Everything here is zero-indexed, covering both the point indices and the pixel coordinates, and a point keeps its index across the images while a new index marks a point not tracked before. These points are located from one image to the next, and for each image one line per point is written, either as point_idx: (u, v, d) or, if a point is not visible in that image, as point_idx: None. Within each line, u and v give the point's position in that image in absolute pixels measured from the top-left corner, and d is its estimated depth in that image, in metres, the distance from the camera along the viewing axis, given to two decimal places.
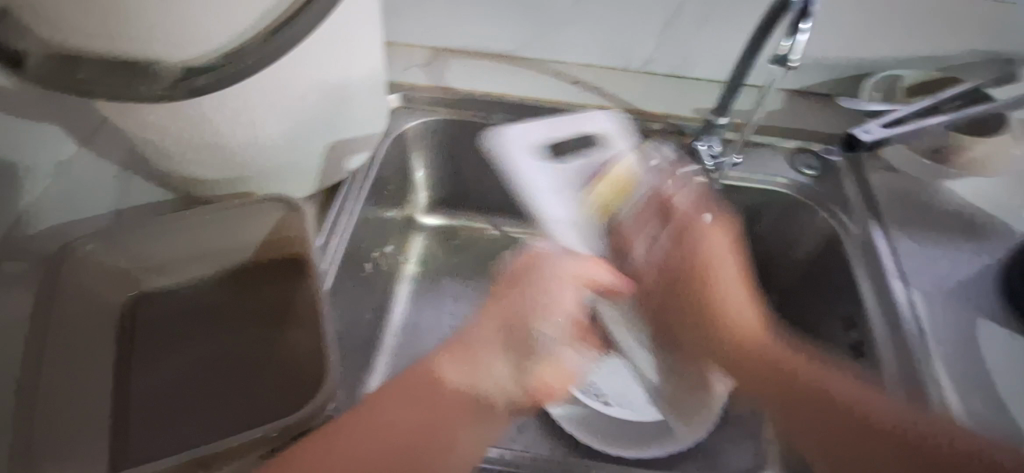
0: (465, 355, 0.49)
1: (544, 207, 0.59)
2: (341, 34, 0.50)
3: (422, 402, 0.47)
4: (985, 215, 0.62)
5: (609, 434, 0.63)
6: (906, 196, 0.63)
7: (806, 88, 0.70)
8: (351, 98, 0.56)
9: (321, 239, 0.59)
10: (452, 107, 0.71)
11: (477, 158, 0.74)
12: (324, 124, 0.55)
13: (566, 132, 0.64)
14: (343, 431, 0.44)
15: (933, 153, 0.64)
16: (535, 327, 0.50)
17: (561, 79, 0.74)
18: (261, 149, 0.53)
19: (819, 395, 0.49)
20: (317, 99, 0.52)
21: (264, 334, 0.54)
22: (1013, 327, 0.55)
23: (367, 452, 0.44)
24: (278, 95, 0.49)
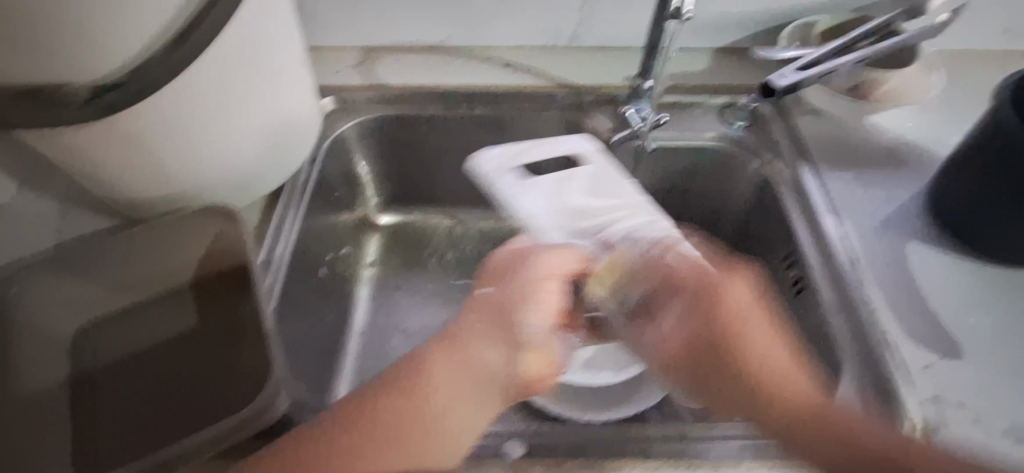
0: (454, 347, 0.49)
1: (523, 206, 0.59)
2: (254, 41, 0.50)
3: (400, 396, 0.46)
4: (908, 144, 0.65)
5: (594, 400, 0.66)
6: (832, 136, 0.66)
7: (728, 45, 0.72)
8: (276, 107, 0.56)
9: (263, 254, 0.58)
10: (388, 102, 0.72)
11: (420, 151, 0.75)
12: (254, 133, 0.55)
13: (536, 151, 0.62)
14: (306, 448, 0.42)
15: (852, 91, 0.65)
16: (519, 318, 0.49)
17: (492, 63, 0.75)
18: (194, 169, 0.53)
19: (875, 441, 0.42)
20: (242, 108, 0.52)
21: (218, 346, 0.54)
22: (939, 246, 0.57)
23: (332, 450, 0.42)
24: (200, 107, 0.49)
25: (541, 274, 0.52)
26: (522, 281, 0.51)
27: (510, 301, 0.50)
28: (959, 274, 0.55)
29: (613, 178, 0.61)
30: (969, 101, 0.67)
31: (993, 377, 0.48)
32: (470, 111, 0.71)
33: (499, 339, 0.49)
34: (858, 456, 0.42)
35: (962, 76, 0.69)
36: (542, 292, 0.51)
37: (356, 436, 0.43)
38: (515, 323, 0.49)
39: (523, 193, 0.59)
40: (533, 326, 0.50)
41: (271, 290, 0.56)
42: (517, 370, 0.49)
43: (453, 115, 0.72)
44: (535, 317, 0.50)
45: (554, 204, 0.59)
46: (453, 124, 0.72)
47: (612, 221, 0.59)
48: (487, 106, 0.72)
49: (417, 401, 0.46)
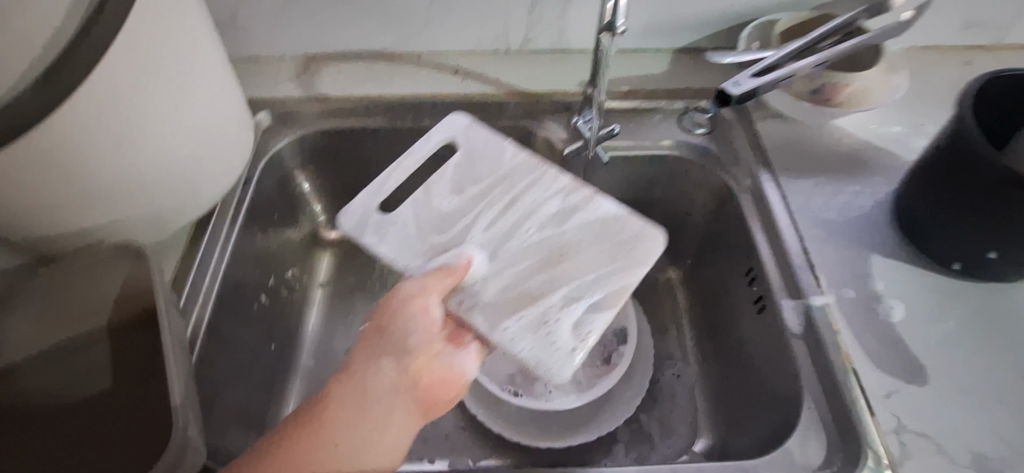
0: (351, 381, 0.41)
1: (386, 252, 0.54)
2: (146, 64, 0.45)
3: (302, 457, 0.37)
4: (873, 148, 0.62)
5: (557, 421, 0.64)
6: (793, 141, 0.63)
7: (687, 46, 0.69)
8: (190, 132, 0.51)
9: (184, 299, 0.54)
10: (329, 116, 0.68)
11: (367, 164, 0.71)
12: (165, 165, 0.50)
13: (397, 169, 0.58)
14: None
15: (812, 95, 0.61)
16: (397, 335, 0.45)
17: (440, 71, 0.71)
18: (98, 211, 0.48)
19: None
20: (145, 140, 0.47)
21: (134, 398, 0.50)
22: (904, 257, 0.54)
23: None
24: (96, 142, 0.44)
25: (404, 291, 0.47)
26: (391, 301, 0.46)
27: (385, 324, 0.45)
28: (923, 287, 0.52)
29: (488, 153, 0.59)
30: (936, 100, 0.65)
31: (958, 400, 0.46)
32: (416, 122, 0.68)
33: (391, 348, 0.44)
34: None
35: (927, 74, 0.67)
36: (413, 305, 0.46)
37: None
38: (394, 340, 0.44)
39: (384, 239, 0.55)
40: (414, 337, 0.45)
41: (196, 332, 0.53)
42: (419, 385, 0.43)
43: (397, 129, 0.68)
44: (412, 335, 0.45)
45: (421, 226, 0.56)
46: (400, 137, 0.68)
47: (476, 222, 0.56)
48: (435, 117, 0.68)
49: (326, 442, 0.38)
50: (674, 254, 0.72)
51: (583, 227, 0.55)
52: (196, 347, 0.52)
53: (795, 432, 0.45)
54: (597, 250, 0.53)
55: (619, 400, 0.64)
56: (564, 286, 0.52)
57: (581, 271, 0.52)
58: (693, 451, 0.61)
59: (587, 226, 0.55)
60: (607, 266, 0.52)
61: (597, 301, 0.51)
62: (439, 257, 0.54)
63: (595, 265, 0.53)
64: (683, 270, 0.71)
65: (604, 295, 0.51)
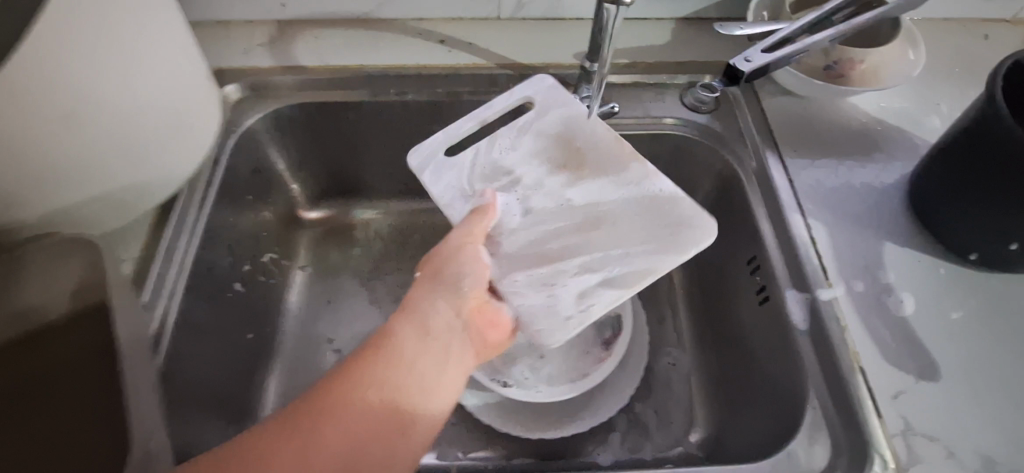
0: (412, 315, 0.42)
1: (437, 183, 0.54)
2: (86, 33, 0.40)
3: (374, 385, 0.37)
4: (886, 128, 0.58)
5: (547, 413, 0.62)
6: (803, 120, 0.59)
7: (691, 15, 0.64)
8: (146, 106, 0.46)
9: (146, 293, 0.50)
10: (306, 88, 0.63)
11: (349, 140, 0.66)
12: (120, 145, 0.45)
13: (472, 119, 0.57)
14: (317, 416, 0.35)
15: (826, 72, 0.56)
16: (454, 278, 0.45)
17: (425, 39, 0.65)
18: (46, 198, 0.43)
19: None
20: (94, 118, 0.42)
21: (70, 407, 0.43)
22: (917, 246, 0.52)
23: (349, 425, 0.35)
24: (31, 123, 0.39)
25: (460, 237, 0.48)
26: (447, 246, 0.47)
27: (443, 268, 0.45)
28: (936, 279, 0.50)
29: (553, 107, 0.57)
30: (953, 76, 0.61)
31: (969, 399, 0.44)
32: (400, 96, 0.63)
33: (447, 289, 0.44)
34: None
35: (945, 47, 0.63)
36: (465, 251, 0.47)
37: (329, 401, 0.36)
38: (451, 283, 0.45)
39: (441, 172, 0.55)
40: (468, 281, 0.45)
41: (161, 326, 0.49)
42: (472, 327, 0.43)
43: (379, 102, 0.63)
44: (467, 280, 0.45)
45: (480, 169, 0.55)
46: (383, 111, 0.64)
47: (527, 176, 0.55)
48: (420, 90, 0.63)
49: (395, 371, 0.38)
50: None
51: (627, 189, 0.52)
52: (162, 342, 0.49)
53: (799, 435, 0.44)
54: (640, 226, 0.49)
55: (612, 388, 0.62)
56: (580, 253, 0.50)
57: (602, 243, 0.50)
58: (690, 442, 0.59)
59: (636, 197, 0.51)
60: (645, 243, 0.48)
61: (611, 274, 0.47)
62: (478, 194, 0.53)
63: (630, 241, 0.49)
64: None
65: (625, 270, 0.47)
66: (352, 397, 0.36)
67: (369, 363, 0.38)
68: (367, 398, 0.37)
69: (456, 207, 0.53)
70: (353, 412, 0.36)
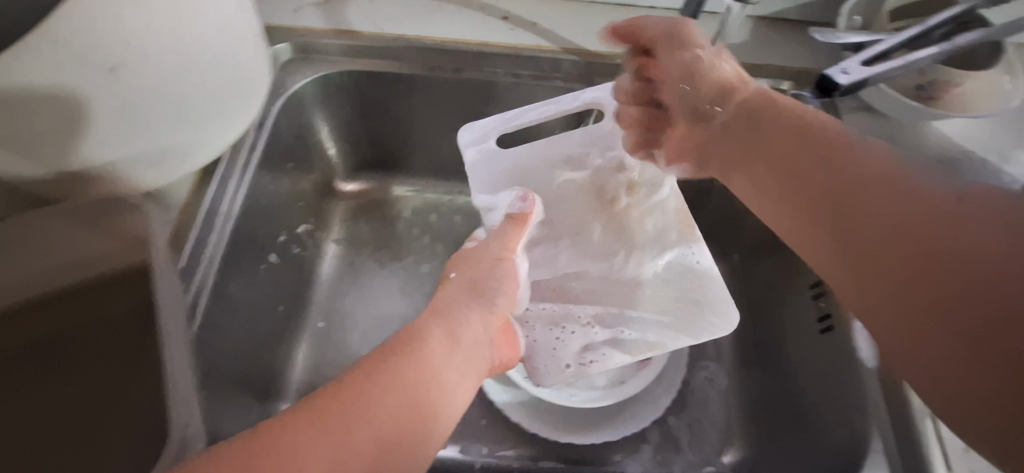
0: (446, 318, 0.39)
1: (475, 174, 0.52)
2: None
3: (394, 391, 0.32)
4: (971, 156, 0.55)
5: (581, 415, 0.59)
6: (884, 140, 0.55)
7: (773, 15, 0.60)
8: (196, 62, 0.42)
9: (182, 263, 0.47)
10: (358, 54, 0.59)
11: (395, 113, 0.63)
12: (172, 106, 0.42)
13: (532, 116, 0.54)
14: (332, 410, 0.30)
15: (917, 92, 0.54)
16: (491, 289, 0.43)
17: (487, 14, 0.61)
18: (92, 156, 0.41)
19: (912, 235, 0.30)
20: (147, 75, 0.39)
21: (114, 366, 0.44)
22: None
23: (358, 436, 0.30)
24: (75, 69, 0.36)
25: (497, 250, 0.46)
26: (484, 259, 0.45)
27: (478, 277, 0.43)
28: None
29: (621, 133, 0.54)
30: None
31: None
32: (456, 73, 0.59)
33: (482, 300, 0.42)
34: (916, 292, 0.29)
35: None
36: (502, 265, 0.45)
37: (353, 400, 0.31)
38: (488, 294, 0.43)
39: (486, 163, 0.53)
40: (502, 297, 0.43)
41: (198, 294, 0.47)
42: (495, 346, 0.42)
43: (434, 77, 0.59)
44: (503, 295, 0.44)
45: (523, 172, 0.53)
46: (437, 87, 0.60)
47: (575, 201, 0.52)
48: (478, 68, 0.59)
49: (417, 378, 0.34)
50: (722, 246, 0.66)
51: (661, 236, 0.50)
52: (198, 310, 0.46)
53: None
54: (667, 293, 0.48)
55: (646, 398, 0.60)
56: (592, 299, 0.48)
57: (615, 295, 0.48)
58: (722, 462, 0.58)
59: (675, 253, 0.49)
60: (666, 313, 0.47)
61: (620, 333, 0.46)
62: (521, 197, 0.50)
63: (648, 304, 0.47)
64: (730, 265, 0.66)
65: (635, 336, 0.46)
66: (372, 397, 0.32)
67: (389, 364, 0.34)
68: (394, 401, 0.32)
69: (492, 208, 0.51)
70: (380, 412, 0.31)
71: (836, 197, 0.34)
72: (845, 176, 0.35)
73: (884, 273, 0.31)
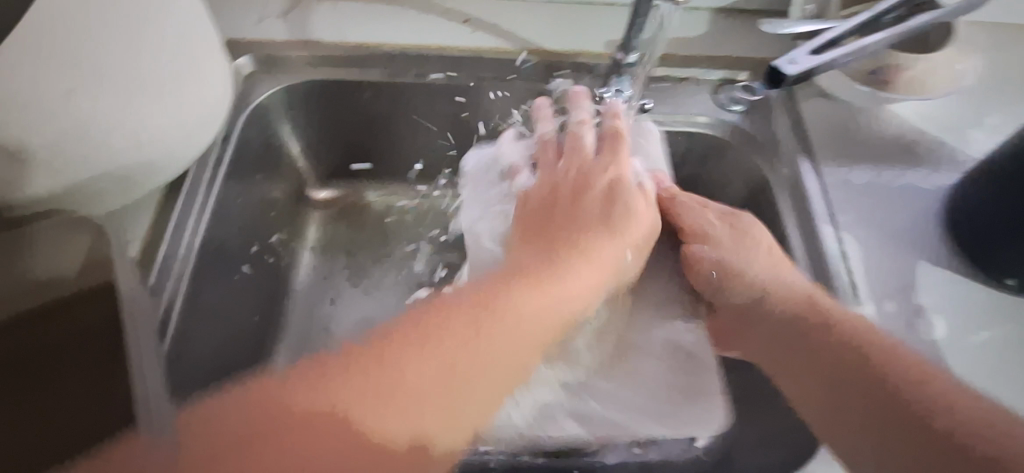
0: (552, 219, 0.47)
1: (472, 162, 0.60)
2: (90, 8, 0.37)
3: (463, 335, 0.37)
4: (927, 138, 0.56)
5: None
6: (841, 126, 0.56)
7: (729, 7, 0.61)
8: (149, 79, 0.42)
9: (153, 280, 0.48)
10: (322, 65, 0.60)
11: (363, 121, 0.64)
12: (133, 129, 0.43)
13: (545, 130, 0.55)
14: (412, 334, 0.37)
15: (870, 78, 0.55)
16: (586, 194, 0.48)
17: (448, 18, 0.62)
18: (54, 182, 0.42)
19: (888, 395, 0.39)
20: (100, 99, 0.40)
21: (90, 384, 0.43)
22: (956, 268, 0.50)
23: (430, 364, 0.36)
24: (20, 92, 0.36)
25: (601, 154, 0.51)
26: (580, 164, 0.50)
27: (580, 178, 0.49)
28: (970, 303, 0.48)
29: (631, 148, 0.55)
30: (1000, 89, 0.58)
31: None
32: (420, 78, 0.60)
33: (595, 214, 0.47)
34: (867, 418, 0.39)
35: (993, 55, 0.60)
36: (603, 174, 0.49)
37: (476, 322, 0.38)
38: (581, 190, 0.49)
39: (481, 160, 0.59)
40: (592, 208, 0.47)
41: (168, 308, 0.48)
42: (581, 277, 0.44)
43: (398, 84, 0.60)
44: (597, 201, 0.48)
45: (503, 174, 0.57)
46: (402, 94, 0.61)
47: None
48: (441, 72, 0.60)
49: (489, 317, 0.39)
50: None
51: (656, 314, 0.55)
52: (171, 324, 0.47)
53: None
54: (655, 377, 0.53)
55: None
56: (572, 363, 0.54)
57: (601, 369, 0.54)
58: (700, 449, 0.58)
59: (670, 337, 0.54)
60: (647, 403, 0.52)
61: (581, 405, 0.53)
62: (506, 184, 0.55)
63: (621, 391, 0.53)
64: None
65: (603, 415, 0.52)
66: (453, 331, 0.37)
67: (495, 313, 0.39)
68: (431, 342, 0.36)
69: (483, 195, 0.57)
70: (421, 349, 0.36)
71: (833, 366, 0.42)
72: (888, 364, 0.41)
73: (846, 401, 0.41)
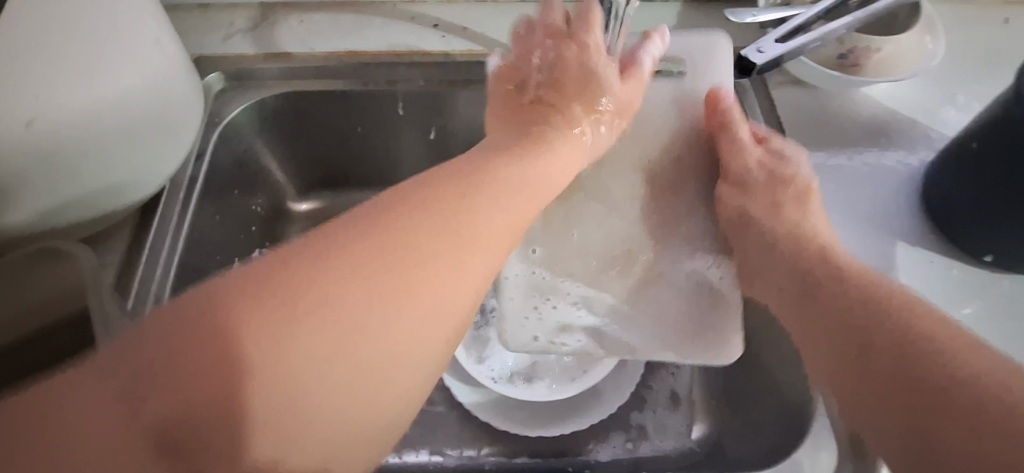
0: (532, 133, 0.45)
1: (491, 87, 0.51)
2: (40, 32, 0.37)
3: (375, 262, 0.31)
4: (899, 119, 0.56)
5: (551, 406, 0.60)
6: (813, 112, 0.57)
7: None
8: (112, 101, 0.42)
9: (129, 304, 0.47)
10: (293, 77, 0.60)
11: (338, 131, 0.64)
12: (98, 152, 0.42)
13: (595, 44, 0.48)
14: (311, 257, 0.30)
15: (840, 62, 0.54)
16: (564, 110, 0.47)
17: (417, 23, 0.62)
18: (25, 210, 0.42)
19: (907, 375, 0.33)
20: (62, 124, 0.40)
21: None
22: (931, 247, 0.50)
23: (336, 293, 0.29)
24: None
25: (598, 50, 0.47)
26: (577, 69, 0.47)
27: (573, 82, 0.47)
28: (948, 281, 0.48)
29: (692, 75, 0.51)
30: (968, 65, 0.59)
31: None
32: (392, 84, 0.60)
33: (562, 111, 0.47)
34: (890, 393, 0.33)
35: (961, 33, 0.60)
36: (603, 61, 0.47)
37: (377, 259, 0.31)
38: (557, 87, 0.47)
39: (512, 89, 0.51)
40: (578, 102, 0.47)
41: None
42: (524, 193, 0.39)
43: (370, 92, 0.60)
44: (580, 99, 0.47)
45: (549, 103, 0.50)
46: (375, 101, 0.61)
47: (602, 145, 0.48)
48: (413, 78, 0.60)
49: (410, 243, 0.32)
50: None
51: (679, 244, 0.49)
52: None
53: (806, 443, 0.44)
54: (677, 304, 0.50)
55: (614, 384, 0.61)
56: (597, 304, 0.50)
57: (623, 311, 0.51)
58: (691, 440, 0.58)
59: (700, 272, 0.50)
60: (670, 337, 0.50)
61: (601, 326, 0.51)
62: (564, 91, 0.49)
63: (639, 307, 0.50)
64: None
65: (621, 334, 0.51)
66: (364, 256, 0.31)
67: (413, 265, 0.32)
68: (326, 288, 0.29)
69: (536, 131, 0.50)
70: (326, 315, 0.29)
71: (847, 343, 0.36)
72: (883, 317, 0.36)
73: (871, 385, 0.34)
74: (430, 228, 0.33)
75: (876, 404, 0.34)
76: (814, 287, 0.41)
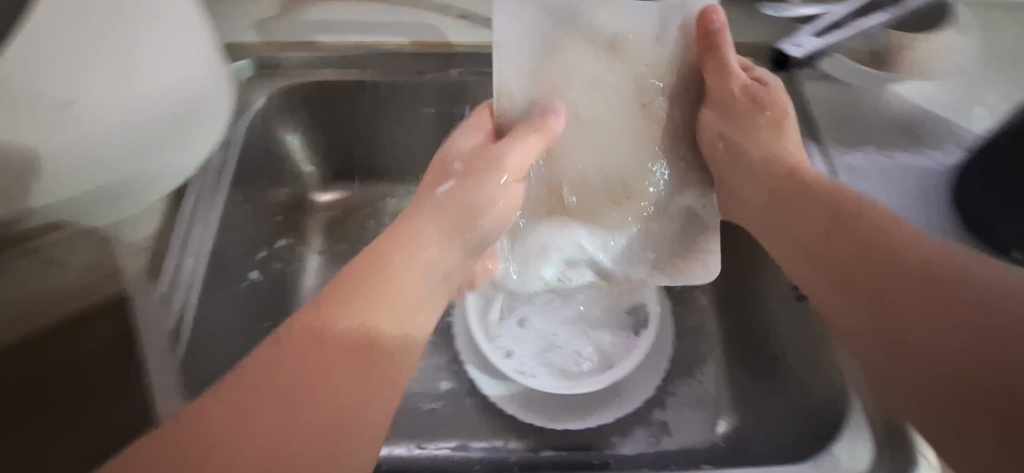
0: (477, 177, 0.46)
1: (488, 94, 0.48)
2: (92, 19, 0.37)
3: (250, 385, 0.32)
4: (928, 117, 0.56)
5: (577, 399, 0.60)
6: (843, 109, 0.57)
7: None
8: (142, 92, 0.41)
9: (161, 289, 0.47)
10: (320, 65, 0.59)
11: (363, 122, 0.63)
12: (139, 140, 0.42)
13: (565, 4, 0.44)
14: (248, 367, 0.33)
15: (871, 58, 0.54)
16: (491, 150, 0.47)
17: (446, 14, 0.62)
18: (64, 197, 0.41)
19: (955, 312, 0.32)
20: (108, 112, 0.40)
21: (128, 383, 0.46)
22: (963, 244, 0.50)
23: (273, 392, 0.32)
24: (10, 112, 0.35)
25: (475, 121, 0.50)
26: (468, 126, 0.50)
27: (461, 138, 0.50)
28: None
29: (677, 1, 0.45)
30: (995, 65, 0.59)
31: None
32: (420, 75, 0.59)
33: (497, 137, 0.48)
34: (923, 330, 0.33)
35: (989, 32, 0.61)
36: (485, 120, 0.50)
37: (269, 369, 0.32)
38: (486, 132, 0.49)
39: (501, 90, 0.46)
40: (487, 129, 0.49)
41: (179, 319, 0.47)
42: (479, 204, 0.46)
43: (398, 83, 0.59)
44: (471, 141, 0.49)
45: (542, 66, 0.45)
46: (402, 92, 0.60)
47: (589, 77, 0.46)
48: (441, 69, 0.59)
49: (364, 308, 0.37)
50: None
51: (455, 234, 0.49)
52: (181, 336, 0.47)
53: (840, 437, 0.44)
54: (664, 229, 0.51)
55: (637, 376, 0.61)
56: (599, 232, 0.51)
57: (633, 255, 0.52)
58: (716, 435, 0.58)
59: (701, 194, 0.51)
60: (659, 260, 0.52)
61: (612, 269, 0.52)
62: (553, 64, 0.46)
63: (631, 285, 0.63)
64: None
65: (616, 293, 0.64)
66: (313, 339, 0.35)
67: (380, 283, 0.39)
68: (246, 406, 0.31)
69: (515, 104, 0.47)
70: (314, 369, 0.33)
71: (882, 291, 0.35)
72: (918, 270, 0.35)
73: (902, 337, 0.34)
74: (344, 318, 0.36)
75: (887, 345, 0.35)
76: (839, 218, 0.40)
